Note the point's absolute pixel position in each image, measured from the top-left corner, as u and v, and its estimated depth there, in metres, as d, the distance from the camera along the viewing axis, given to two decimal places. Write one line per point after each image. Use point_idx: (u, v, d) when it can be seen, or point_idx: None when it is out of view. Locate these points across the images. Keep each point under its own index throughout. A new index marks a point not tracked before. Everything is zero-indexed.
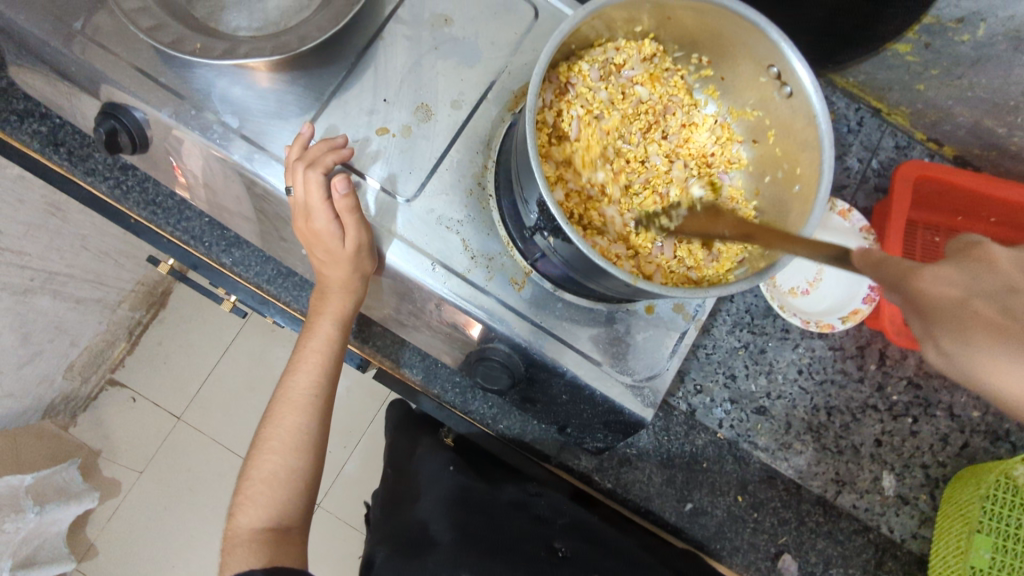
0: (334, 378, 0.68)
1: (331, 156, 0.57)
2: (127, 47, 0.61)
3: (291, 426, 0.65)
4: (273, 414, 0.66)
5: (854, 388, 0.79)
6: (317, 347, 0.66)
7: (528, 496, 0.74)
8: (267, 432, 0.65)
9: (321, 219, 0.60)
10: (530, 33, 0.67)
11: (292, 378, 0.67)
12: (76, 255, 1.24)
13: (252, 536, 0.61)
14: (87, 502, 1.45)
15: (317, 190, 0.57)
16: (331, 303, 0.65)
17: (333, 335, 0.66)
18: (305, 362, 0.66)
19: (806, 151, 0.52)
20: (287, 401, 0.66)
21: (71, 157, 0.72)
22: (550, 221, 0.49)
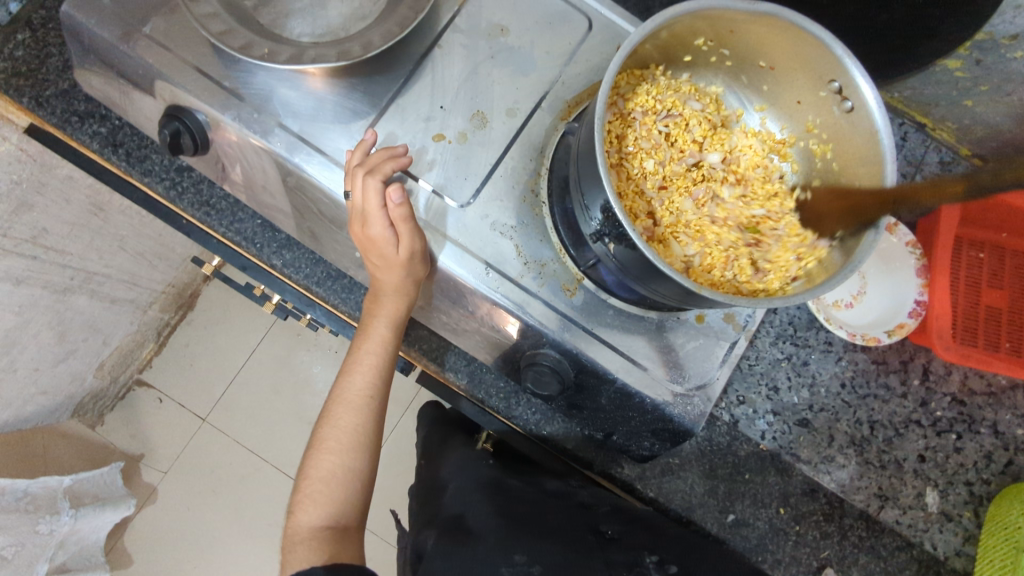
0: (388, 380, 0.69)
1: (390, 163, 0.58)
2: (194, 52, 0.62)
3: (349, 426, 0.65)
4: (329, 415, 0.66)
5: (898, 402, 0.78)
6: (373, 349, 0.66)
7: (572, 488, 0.72)
8: (324, 433, 0.66)
9: (377, 225, 0.60)
10: (585, 44, 0.68)
11: (347, 379, 0.67)
12: (113, 255, 1.26)
13: (312, 534, 0.61)
14: (123, 509, 1.47)
15: (375, 197, 0.57)
16: (384, 305, 0.66)
17: (388, 338, 0.67)
18: (361, 364, 0.66)
19: (865, 166, 0.53)
20: (344, 402, 0.66)
21: (129, 158, 0.73)
22: (614, 227, 0.50)
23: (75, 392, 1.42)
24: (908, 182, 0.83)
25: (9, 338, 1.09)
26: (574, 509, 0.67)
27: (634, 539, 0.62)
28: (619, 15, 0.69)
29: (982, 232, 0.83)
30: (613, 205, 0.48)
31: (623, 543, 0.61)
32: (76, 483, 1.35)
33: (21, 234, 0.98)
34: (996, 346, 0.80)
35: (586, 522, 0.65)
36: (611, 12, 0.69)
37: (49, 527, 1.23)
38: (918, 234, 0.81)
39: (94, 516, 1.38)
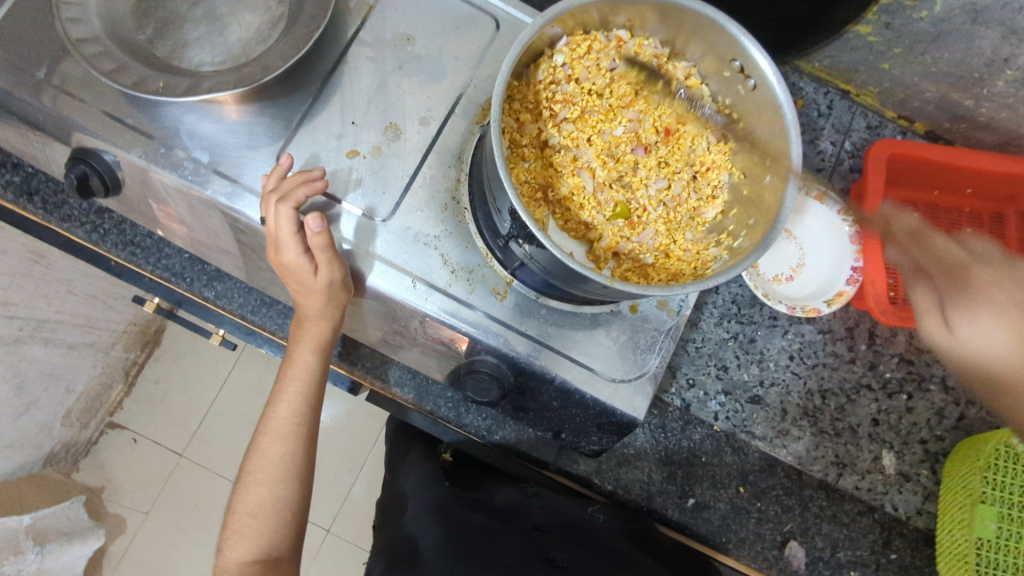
0: (317, 407, 0.68)
1: (302, 189, 0.56)
2: (93, 92, 0.61)
3: (275, 456, 0.64)
4: (257, 445, 0.65)
5: (846, 369, 0.79)
6: (299, 375, 0.66)
7: (527, 498, 0.74)
8: (252, 464, 0.65)
9: (291, 250, 0.59)
10: (494, 45, 0.67)
11: (275, 408, 0.66)
12: (64, 301, 1.24)
13: (238, 569, 0.60)
14: (93, 541, 1.43)
15: (287, 223, 0.57)
16: (309, 330, 0.65)
17: (314, 363, 0.66)
18: (288, 392, 0.66)
19: (774, 142, 0.53)
20: (272, 431, 0.65)
21: (46, 206, 0.72)
22: (522, 229, 0.50)
23: (45, 442, 1.40)
24: (837, 149, 0.83)
25: None
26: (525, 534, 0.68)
27: (581, 565, 0.62)
28: (524, 13, 0.69)
29: (916, 192, 0.83)
30: (518, 208, 0.48)
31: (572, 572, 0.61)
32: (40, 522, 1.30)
33: None
34: None
35: (535, 551, 0.64)
36: (516, 10, 0.69)
37: (13, 568, 1.18)
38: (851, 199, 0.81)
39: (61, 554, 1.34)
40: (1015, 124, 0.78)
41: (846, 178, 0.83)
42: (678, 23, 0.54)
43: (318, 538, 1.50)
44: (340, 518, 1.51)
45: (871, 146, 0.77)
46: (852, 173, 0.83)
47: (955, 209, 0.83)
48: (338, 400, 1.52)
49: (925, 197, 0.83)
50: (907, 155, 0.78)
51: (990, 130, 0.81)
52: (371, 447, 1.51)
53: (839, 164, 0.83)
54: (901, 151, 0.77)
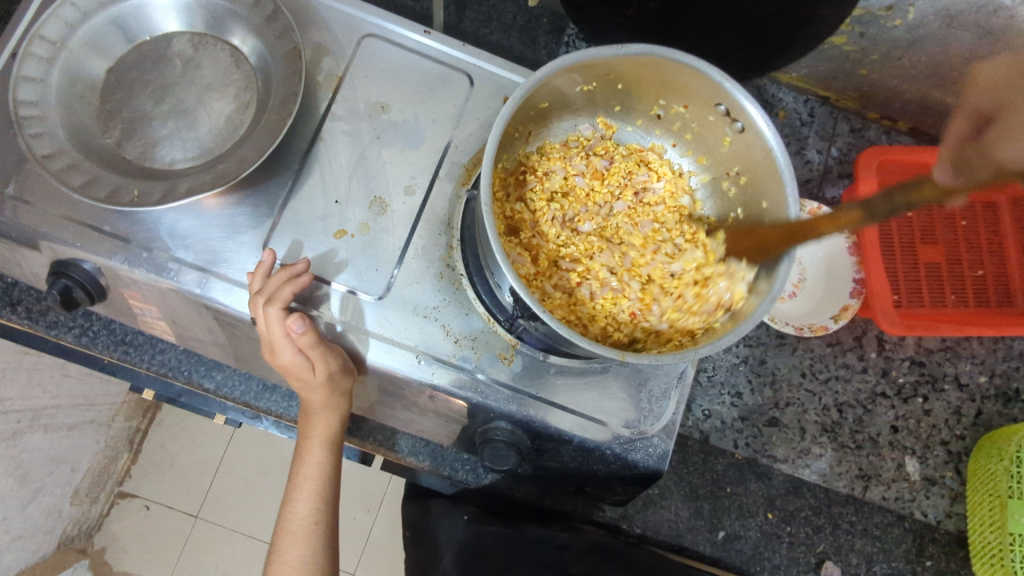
0: (333, 502, 0.65)
1: (289, 287, 0.55)
2: (68, 204, 0.59)
3: (296, 560, 0.60)
4: (276, 552, 0.61)
5: (860, 379, 0.78)
6: (310, 473, 0.63)
7: (552, 531, 0.71)
8: (273, 573, 0.60)
9: (287, 351, 0.58)
10: (470, 103, 0.66)
11: (290, 509, 0.63)
12: (59, 385, 1.21)
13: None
14: None
15: (277, 324, 0.55)
16: (318, 424, 0.64)
17: (325, 458, 0.64)
18: (301, 492, 0.63)
19: (770, 183, 0.51)
20: (289, 535, 0.62)
21: (30, 315, 0.70)
22: (525, 307, 0.49)
23: (56, 525, 1.38)
24: (825, 158, 0.82)
25: None
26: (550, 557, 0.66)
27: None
28: (497, 65, 0.67)
29: None
30: (517, 287, 0.47)
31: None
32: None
33: None
34: (942, 299, 0.81)
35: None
36: (488, 64, 0.67)
37: None
38: (844, 206, 0.82)
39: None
40: None
41: (837, 185, 0.82)
42: (654, 80, 0.53)
43: None
44: (365, 559, 1.50)
45: (860, 155, 0.76)
46: (841, 180, 0.82)
47: (948, 202, 0.83)
48: None
49: None
50: (897, 159, 0.77)
51: None
52: (388, 487, 1.50)
53: (827, 173, 0.82)
54: (891, 157, 0.76)
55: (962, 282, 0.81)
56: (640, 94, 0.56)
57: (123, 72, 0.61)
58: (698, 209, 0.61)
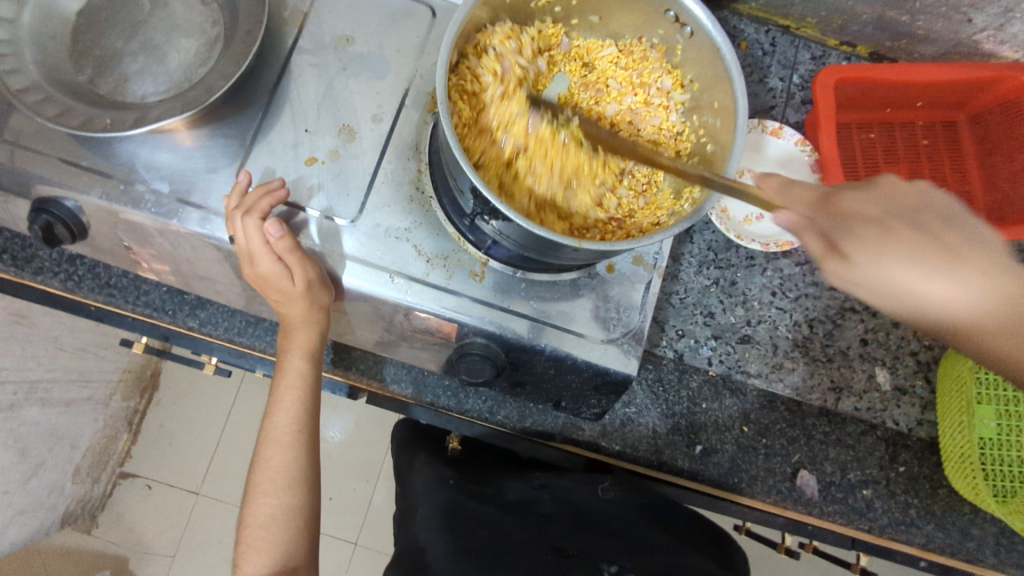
0: (314, 414, 0.69)
1: (267, 200, 0.58)
2: (44, 141, 0.61)
3: (280, 465, 0.65)
4: (259, 458, 0.66)
5: (829, 295, 0.80)
6: (292, 384, 0.66)
7: (534, 490, 0.74)
8: (256, 478, 0.65)
9: (265, 263, 0.60)
10: (432, 33, 0.68)
11: (273, 419, 0.67)
12: (53, 359, 1.22)
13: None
14: None
15: (255, 235, 0.57)
16: (297, 338, 0.66)
17: (306, 370, 0.67)
18: (283, 402, 0.66)
19: (719, 85, 0.54)
20: (272, 443, 0.66)
21: (16, 262, 0.71)
22: (485, 204, 0.51)
23: (58, 503, 1.41)
24: (787, 84, 0.84)
25: None
26: (534, 522, 0.70)
27: (592, 555, 0.64)
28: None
29: (867, 113, 0.85)
30: (478, 184, 0.49)
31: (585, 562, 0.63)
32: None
33: None
34: None
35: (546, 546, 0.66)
36: None
37: None
38: (806, 130, 0.83)
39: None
40: (954, 32, 0.79)
41: (800, 110, 0.84)
42: None
43: (347, 552, 1.51)
44: (366, 528, 1.53)
45: (819, 75, 0.77)
46: (804, 106, 0.84)
47: (909, 123, 0.85)
48: (344, 413, 1.52)
49: (878, 117, 0.85)
50: (854, 78, 0.78)
51: (929, 43, 0.82)
52: (385, 454, 1.52)
53: (790, 99, 0.84)
54: (849, 75, 0.77)
55: None
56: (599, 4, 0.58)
57: (92, 12, 0.62)
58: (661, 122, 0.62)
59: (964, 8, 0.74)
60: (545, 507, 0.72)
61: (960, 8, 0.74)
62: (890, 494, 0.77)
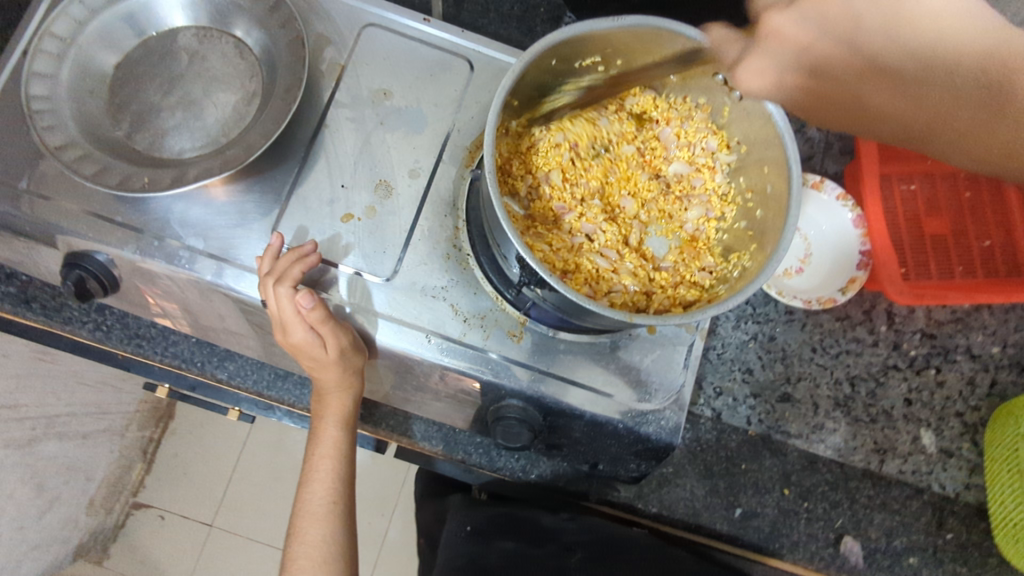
0: (348, 481, 0.67)
1: (297, 267, 0.56)
2: (78, 195, 0.60)
3: (315, 539, 0.62)
4: (295, 532, 0.63)
5: (871, 352, 0.78)
6: (327, 453, 0.65)
7: (562, 522, 0.71)
8: (293, 552, 0.62)
9: (298, 331, 0.58)
10: (470, 87, 0.67)
11: (308, 489, 0.65)
12: (72, 393, 1.21)
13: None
14: None
15: (287, 304, 0.56)
16: (330, 402, 0.65)
17: (340, 437, 0.65)
18: (318, 471, 0.65)
19: (769, 150, 0.53)
20: (308, 514, 0.64)
21: (45, 311, 0.71)
22: (532, 274, 0.49)
23: (72, 536, 1.39)
24: (826, 135, 0.83)
25: None
26: (555, 557, 0.66)
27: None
28: (496, 49, 0.68)
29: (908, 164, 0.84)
30: (523, 253, 0.47)
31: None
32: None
33: None
34: (951, 272, 0.81)
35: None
36: (488, 48, 0.68)
37: None
38: (846, 182, 0.82)
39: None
40: None
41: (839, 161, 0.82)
42: (654, 50, 0.54)
43: None
44: (381, 565, 1.49)
45: None
46: (843, 156, 0.83)
47: (951, 174, 0.84)
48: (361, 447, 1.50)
49: (919, 168, 0.84)
50: None
51: None
52: (402, 489, 1.50)
53: (829, 149, 0.83)
54: None
55: (969, 253, 0.82)
56: (644, 66, 0.57)
57: (132, 66, 0.62)
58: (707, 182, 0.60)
59: None
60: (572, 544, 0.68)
61: None
62: (937, 563, 0.74)
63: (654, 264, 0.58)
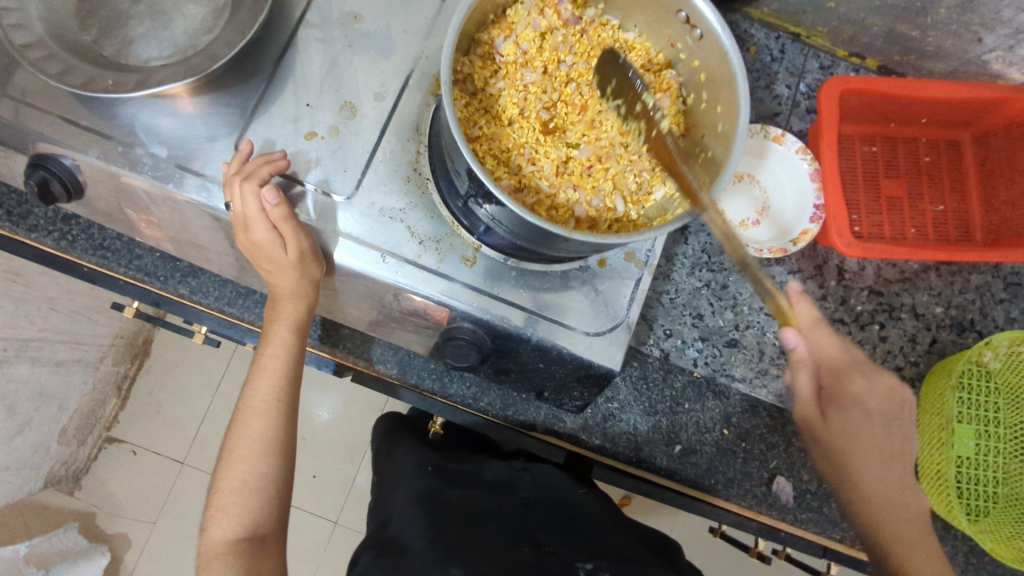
0: (295, 381, 0.71)
1: (267, 167, 0.59)
2: (45, 97, 0.61)
3: (258, 432, 0.67)
4: (239, 423, 0.68)
5: (819, 305, 0.81)
6: (276, 353, 0.69)
7: (517, 472, 0.76)
8: (233, 443, 0.67)
9: (260, 230, 0.61)
10: (441, 16, 0.67)
11: (255, 385, 0.69)
12: (46, 318, 1.23)
13: (226, 548, 0.63)
14: (99, 557, 1.47)
15: (252, 201, 0.58)
16: (285, 309, 0.68)
17: (290, 340, 0.69)
18: (267, 369, 0.69)
19: (723, 87, 0.55)
20: (252, 409, 0.68)
21: (12, 217, 0.73)
22: (479, 188, 0.51)
23: (42, 463, 1.40)
24: (793, 92, 0.84)
25: None
26: (514, 511, 0.68)
27: (570, 551, 0.60)
28: None
29: (871, 126, 0.85)
30: (471, 164, 0.49)
31: (559, 555, 0.59)
32: (36, 547, 1.35)
33: None
34: (903, 234, 0.83)
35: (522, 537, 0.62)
36: None
37: None
38: (808, 139, 0.83)
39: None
40: (962, 50, 0.79)
41: (804, 119, 0.84)
42: None
43: (326, 531, 1.51)
44: (347, 507, 1.52)
45: (823, 84, 0.77)
46: (808, 115, 0.84)
47: (912, 139, 0.86)
48: (333, 393, 1.53)
49: (881, 131, 0.86)
50: (860, 89, 0.78)
51: (938, 59, 0.82)
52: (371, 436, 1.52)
53: (795, 107, 0.84)
54: (854, 86, 0.77)
55: (924, 217, 0.84)
56: None
57: None
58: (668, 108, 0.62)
59: (974, 26, 0.74)
60: (524, 493, 0.71)
61: (971, 27, 0.74)
62: None
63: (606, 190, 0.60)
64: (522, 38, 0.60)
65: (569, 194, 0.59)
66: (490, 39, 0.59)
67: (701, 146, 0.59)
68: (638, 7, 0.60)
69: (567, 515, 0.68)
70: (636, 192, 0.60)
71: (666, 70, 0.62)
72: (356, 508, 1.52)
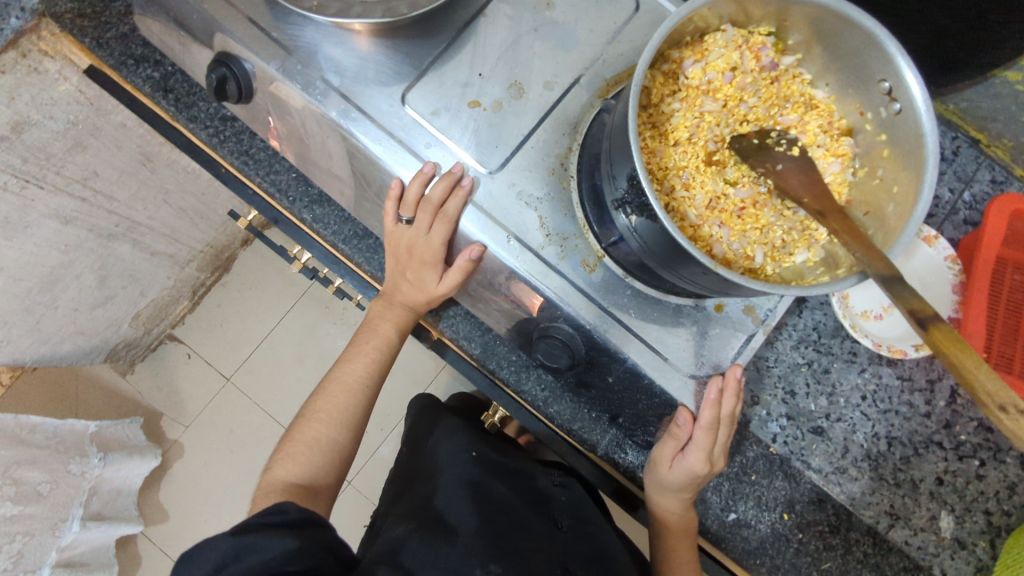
0: (382, 373, 0.80)
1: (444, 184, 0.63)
2: (246, 2, 0.64)
3: (340, 403, 0.76)
4: (327, 391, 0.77)
5: (919, 421, 0.75)
6: (378, 345, 0.79)
7: (553, 485, 0.82)
8: (318, 406, 0.76)
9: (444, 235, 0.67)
10: (630, 25, 0.67)
11: (350, 365, 0.79)
12: (157, 208, 1.28)
13: (283, 485, 0.69)
14: (151, 459, 1.47)
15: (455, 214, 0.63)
16: (395, 312, 0.78)
17: (392, 339, 0.79)
18: (363, 354, 0.79)
19: (906, 168, 0.52)
20: (342, 383, 0.78)
21: (177, 104, 0.79)
22: (638, 195, 0.51)
23: (111, 339, 1.46)
24: (954, 199, 0.80)
25: (53, 276, 1.13)
26: (545, 526, 0.73)
27: None
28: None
29: None
30: (638, 171, 0.48)
31: None
32: (103, 432, 1.37)
33: (73, 174, 1.02)
34: None
35: (555, 555, 0.69)
36: None
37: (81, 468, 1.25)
38: (959, 251, 0.79)
39: (125, 464, 1.38)
40: None
41: (958, 229, 0.80)
42: (832, 30, 0.53)
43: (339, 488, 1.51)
44: (363, 470, 1.52)
45: (996, 198, 0.74)
46: (965, 226, 0.80)
47: None
48: None
49: None
50: None
51: None
52: None
53: (953, 214, 0.80)
54: None
55: None
56: (823, 39, 0.56)
57: None
58: (835, 174, 0.59)
59: None
60: (560, 519, 0.77)
61: None
62: None
63: (749, 238, 0.58)
64: (712, 66, 0.58)
65: (712, 231, 0.57)
66: (681, 59, 0.58)
67: (860, 224, 0.56)
68: (839, 66, 0.57)
69: (595, 553, 0.74)
70: (777, 248, 0.58)
71: (845, 137, 0.59)
72: (372, 475, 1.52)
